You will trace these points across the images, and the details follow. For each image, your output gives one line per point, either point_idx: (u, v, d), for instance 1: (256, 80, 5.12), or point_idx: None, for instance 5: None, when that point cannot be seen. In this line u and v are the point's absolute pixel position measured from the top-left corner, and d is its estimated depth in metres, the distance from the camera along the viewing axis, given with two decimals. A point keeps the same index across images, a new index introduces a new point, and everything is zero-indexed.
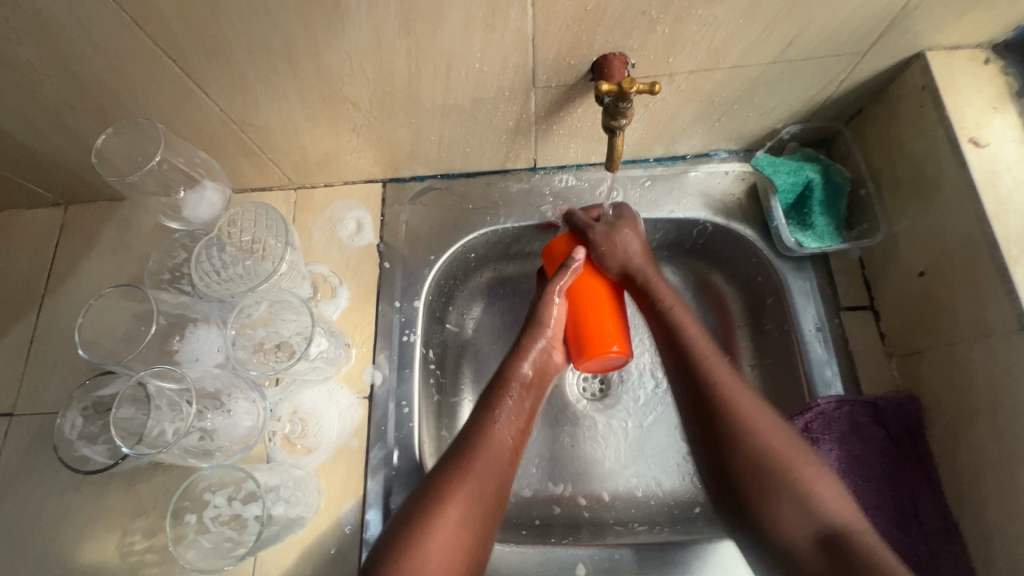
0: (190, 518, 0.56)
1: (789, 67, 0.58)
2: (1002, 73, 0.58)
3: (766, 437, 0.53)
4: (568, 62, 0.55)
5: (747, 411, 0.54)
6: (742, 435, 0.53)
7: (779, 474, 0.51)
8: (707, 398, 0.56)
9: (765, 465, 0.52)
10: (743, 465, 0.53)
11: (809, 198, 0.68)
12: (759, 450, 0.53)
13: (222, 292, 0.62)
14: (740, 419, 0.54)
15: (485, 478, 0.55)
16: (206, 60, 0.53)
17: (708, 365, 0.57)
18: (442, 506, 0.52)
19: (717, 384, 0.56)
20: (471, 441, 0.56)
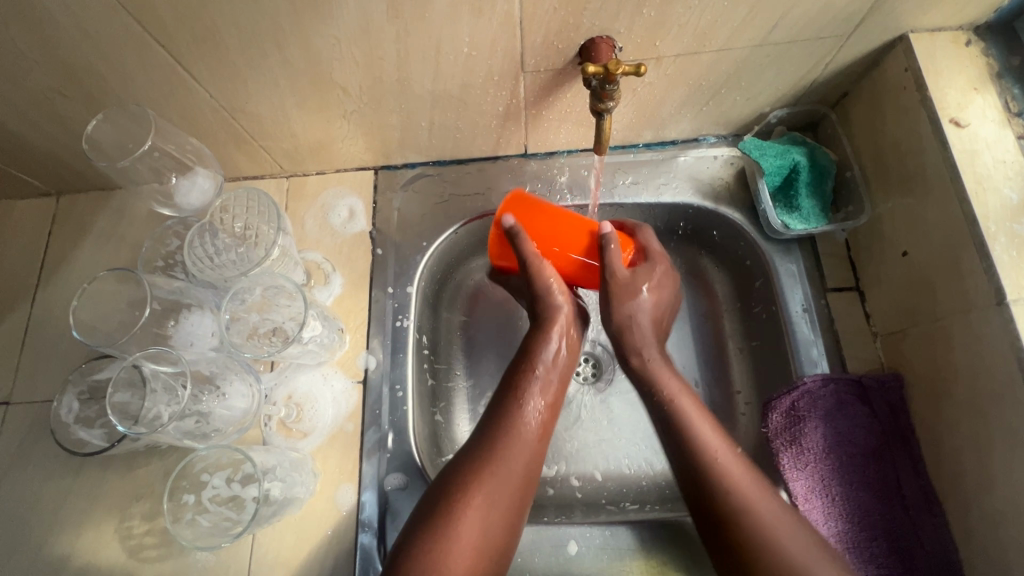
0: (189, 499, 0.58)
1: (775, 50, 0.59)
2: (983, 54, 0.59)
3: (782, 542, 0.49)
4: (556, 46, 0.56)
5: (761, 507, 0.50)
6: (767, 557, 0.48)
7: None
8: (713, 495, 0.52)
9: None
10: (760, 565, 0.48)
11: (796, 180, 0.69)
12: (783, 563, 0.48)
13: (215, 276, 0.63)
14: (753, 522, 0.50)
15: (517, 467, 0.54)
16: (195, 45, 0.53)
17: (715, 463, 0.53)
18: (470, 496, 0.51)
19: (726, 485, 0.52)
20: (499, 427, 0.56)
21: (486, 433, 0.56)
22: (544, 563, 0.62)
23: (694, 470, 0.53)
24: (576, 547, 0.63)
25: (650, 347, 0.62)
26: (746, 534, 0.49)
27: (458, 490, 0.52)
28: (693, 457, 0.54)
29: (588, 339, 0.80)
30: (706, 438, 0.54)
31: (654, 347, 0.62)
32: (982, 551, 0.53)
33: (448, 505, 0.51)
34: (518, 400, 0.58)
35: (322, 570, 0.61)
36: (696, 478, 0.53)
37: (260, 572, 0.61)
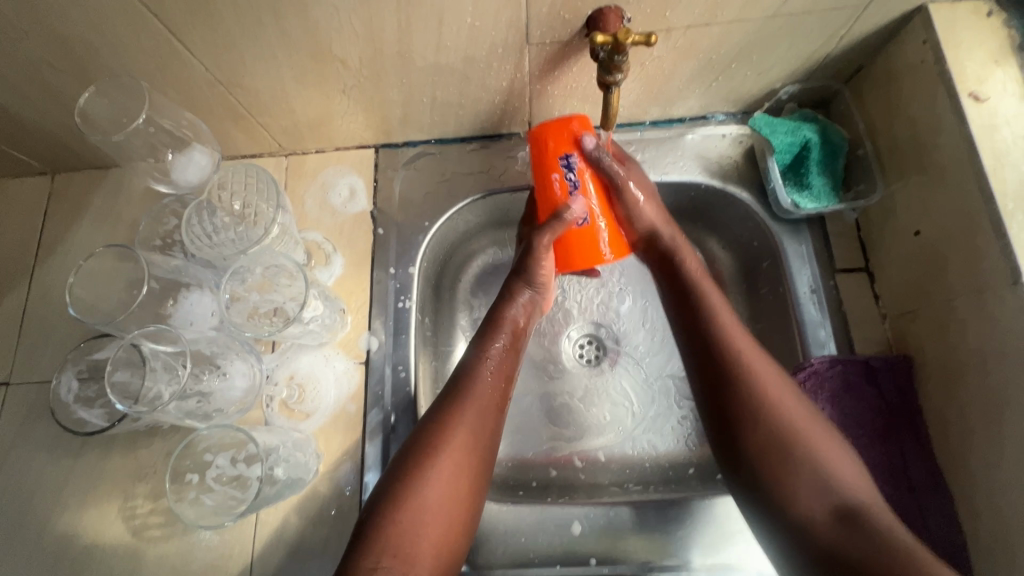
0: (193, 477, 0.58)
1: (789, 22, 0.57)
2: (1004, 26, 0.57)
3: (785, 407, 0.52)
4: (563, 16, 0.54)
5: (764, 376, 0.54)
6: (761, 418, 0.52)
7: (797, 447, 0.50)
8: (723, 364, 0.55)
9: (783, 436, 0.51)
10: (761, 431, 0.52)
11: (806, 157, 0.68)
12: (776, 420, 0.52)
13: (214, 255, 0.61)
14: (761, 390, 0.53)
15: (477, 433, 0.55)
16: (189, 14, 0.51)
17: (729, 336, 0.56)
18: (438, 460, 0.52)
19: (738, 355, 0.55)
20: (460, 391, 0.56)
21: (449, 395, 0.56)
22: (548, 543, 0.62)
23: (708, 344, 0.56)
24: (579, 527, 0.62)
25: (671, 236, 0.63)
26: (745, 392, 0.53)
27: (421, 456, 0.52)
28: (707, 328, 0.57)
29: (593, 320, 0.79)
30: (720, 314, 0.58)
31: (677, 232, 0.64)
32: (990, 531, 0.53)
33: (411, 472, 0.51)
34: (481, 363, 0.58)
35: (326, 550, 0.61)
36: (708, 351, 0.56)
37: (265, 551, 0.61)
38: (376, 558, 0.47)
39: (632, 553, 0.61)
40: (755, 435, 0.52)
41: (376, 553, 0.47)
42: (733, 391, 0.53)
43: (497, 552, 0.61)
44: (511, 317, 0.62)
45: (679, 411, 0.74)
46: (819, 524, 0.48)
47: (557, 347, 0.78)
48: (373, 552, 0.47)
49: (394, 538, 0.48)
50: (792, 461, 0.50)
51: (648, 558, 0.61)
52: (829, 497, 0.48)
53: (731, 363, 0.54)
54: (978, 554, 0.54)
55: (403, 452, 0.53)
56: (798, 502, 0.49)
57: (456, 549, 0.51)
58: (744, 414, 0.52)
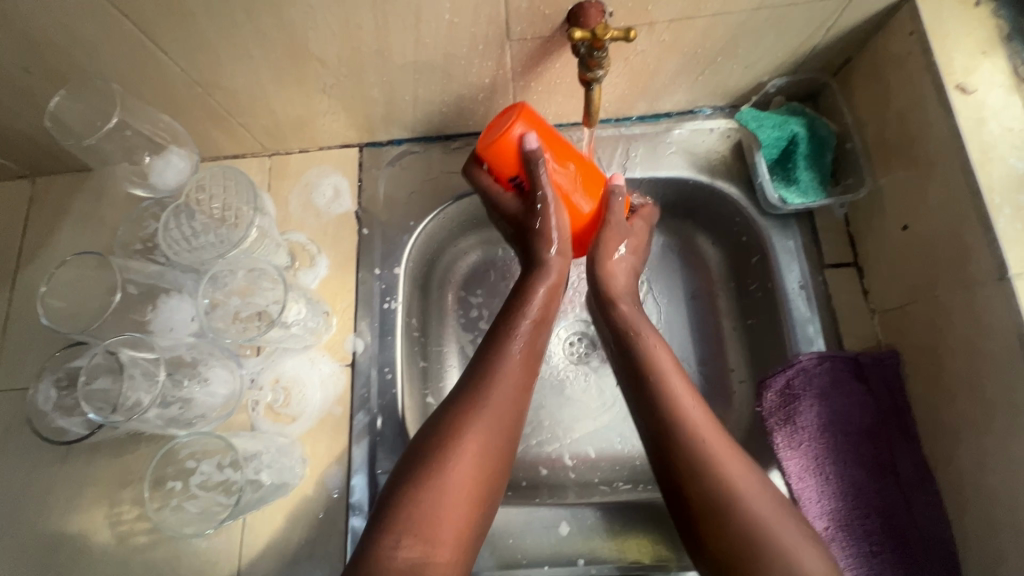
0: (176, 485, 0.58)
1: (774, 14, 0.56)
2: (992, 16, 0.56)
3: (750, 499, 0.46)
4: (542, 11, 0.53)
5: (726, 461, 0.47)
6: (725, 516, 0.45)
7: (768, 545, 0.44)
8: (676, 452, 0.48)
9: (752, 536, 0.44)
10: (727, 531, 0.45)
11: (794, 151, 0.67)
12: (744, 517, 0.45)
13: (192, 259, 0.60)
14: (721, 476, 0.46)
15: (504, 410, 0.53)
16: (160, 15, 0.50)
17: (684, 418, 0.50)
18: (461, 441, 0.50)
19: (691, 440, 0.48)
20: (486, 369, 0.54)
21: (475, 371, 0.55)
22: (537, 544, 0.62)
23: (659, 429, 0.50)
24: (568, 528, 0.62)
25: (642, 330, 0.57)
26: (701, 483, 0.47)
27: (445, 435, 0.50)
28: (657, 410, 0.51)
29: (582, 319, 0.79)
30: (676, 391, 0.52)
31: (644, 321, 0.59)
32: (978, 527, 0.53)
33: (431, 452, 0.50)
34: (507, 343, 0.56)
35: (314, 553, 0.61)
36: (662, 442, 0.50)
37: (252, 556, 0.61)
38: (395, 538, 0.46)
39: (621, 553, 0.61)
40: (722, 538, 0.45)
41: (396, 532, 0.46)
42: (693, 484, 0.47)
43: (485, 553, 0.61)
44: (541, 287, 0.59)
45: None
46: None
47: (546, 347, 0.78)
48: (392, 531, 0.46)
49: (415, 518, 0.46)
50: (762, 564, 0.43)
51: (637, 557, 0.61)
52: None
53: (684, 451, 0.48)
54: (966, 550, 0.54)
55: (423, 432, 0.52)
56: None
57: (475, 537, 0.49)
58: (704, 510, 0.46)
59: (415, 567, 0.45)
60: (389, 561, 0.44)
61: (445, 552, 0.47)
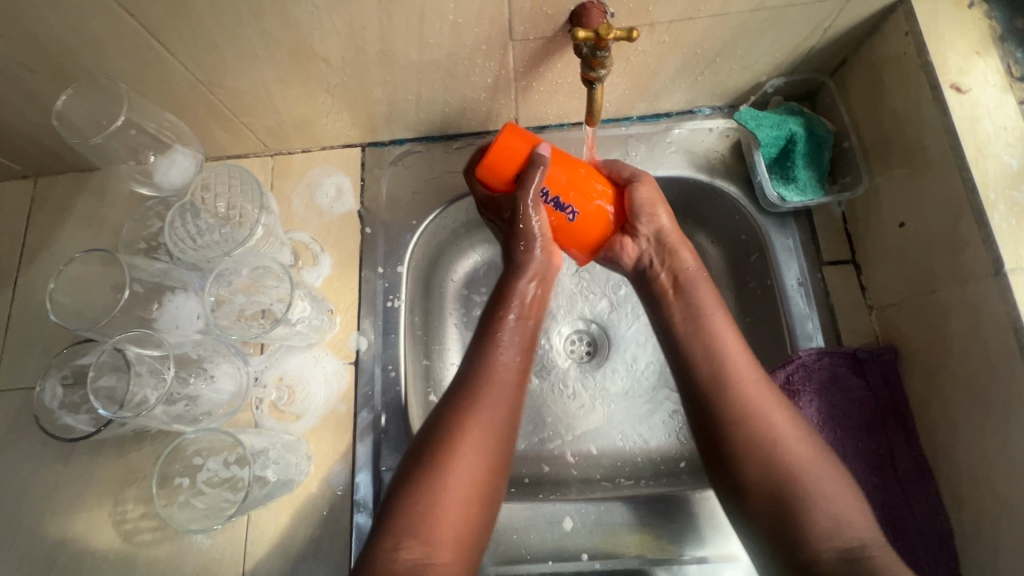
0: (183, 481, 0.58)
1: (773, 15, 0.57)
2: (985, 17, 0.57)
3: (787, 441, 0.50)
4: (545, 11, 0.53)
5: (768, 415, 0.51)
6: (759, 454, 0.50)
7: (795, 482, 0.48)
8: (718, 398, 0.53)
9: (782, 473, 0.49)
10: (760, 469, 0.49)
11: (792, 151, 0.68)
12: (771, 461, 0.49)
13: (198, 257, 0.61)
14: (762, 419, 0.51)
15: (497, 413, 0.53)
16: (167, 15, 0.50)
17: (729, 371, 0.54)
18: (457, 441, 0.50)
19: (734, 393, 0.53)
20: (476, 371, 0.55)
21: (467, 373, 0.54)
22: (540, 540, 0.62)
23: (702, 380, 0.55)
24: (571, 523, 0.63)
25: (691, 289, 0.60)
26: (740, 428, 0.51)
27: (444, 433, 0.51)
28: (700, 359, 0.55)
29: (584, 317, 0.79)
30: (722, 346, 0.55)
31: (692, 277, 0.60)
32: (975, 519, 0.53)
33: (432, 453, 0.50)
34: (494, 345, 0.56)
35: (318, 550, 0.61)
36: (700, 392, 0.54)
37: (257, 553, 0.61)
38: (395, 540, 0.47)
39: (624, 548, 0.62)
40: (747, 478, 0.50)
41: (395, 536, 0.46)
42: (734, 430, 0.51)
43: (489, 549, 0.62)
44: (530, 268, 0.60)
45: (670, 406, 0.75)
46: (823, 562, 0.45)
47: (548, 345, 0.78)
48: (392, 533, 0.47)
49: (417, 523, 0.47)
50: (791, 496, 0.48)
51: (640, 551, 0.61)
52: (834, 538, 0.46)
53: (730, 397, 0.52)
54: (964, 543, 0.55)
55: (424, 433, 0.52)
56: (807, 538, 0.46)
57: (477, 537, 0.50)
58: (741, 451, 0.50)
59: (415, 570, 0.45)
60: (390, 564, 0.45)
61: (445, 554, 0.47)
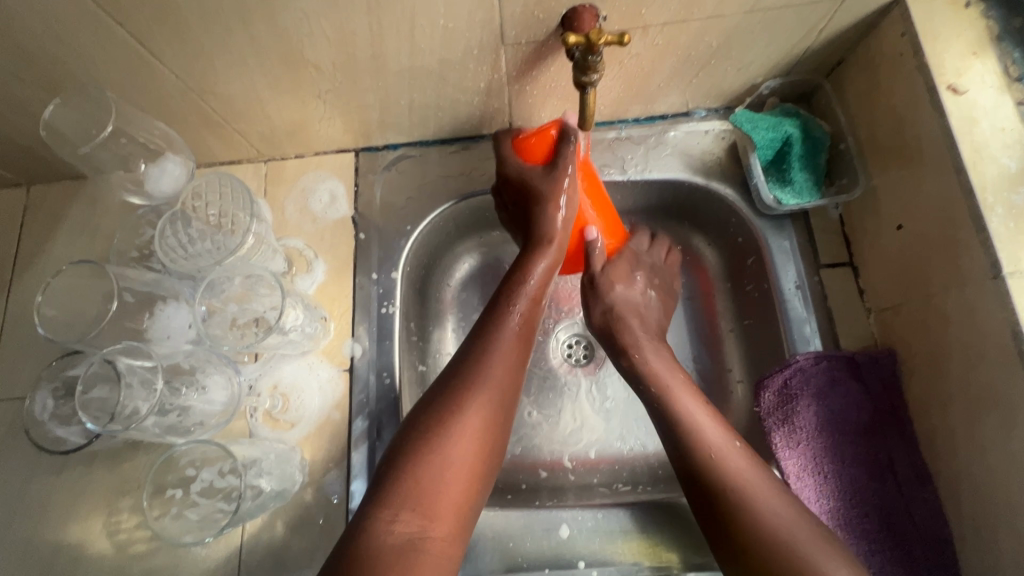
0: (177, 493, 0.57)
1: (767, 16, 0.56)
2: (982, 17, 0.56)
3: (772, 518, 0.49)
4: (537, 15, 0.53)
5: (753, 494, 0.50)
6: (748, 528, 0.49)
7: (789, 552, 0.47)
8: (703, 470, 0.53)
9: (775, 546, 0.47)
10: (751, 544, 0.48)
11: (788, 153, 0.67)
12: (768, 535, 0.48)
13: (189, 267, 0.60)
14: (741, 493, 0.51)
15: (503, 386, 0.54)
16: (154, 22, 0.50)
17: (707, 453, 0.54)
18: (460, 415, 0.51)
19: (716, 473, 0.52)
20: (490, 329, 0.57)
21: (480, 336, 0.57)
22: (537, 548, 0.62)
23: (685, 450, 0.55)
24: (567, 531, 0.62)
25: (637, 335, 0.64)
26: (724, 498, 0.51)
27: (446, 406, 0.52)
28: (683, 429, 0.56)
29: (581, 321, 0.79)
30: (696, 426, 0.56)
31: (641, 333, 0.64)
32: (975, 526, 0.53)
33: (433, 424, 0.51)
34: (504, 318, 0.58)
35: (313, 559, 0.60)
36: (689, 465, 0.54)
37: (251, 563, 0.61)
38: (393, 511, 0.47)
39: (621, 555, 0.61)
40: (756, 556, 0.48)
41: (394, 506, 0.47)
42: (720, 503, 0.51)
43: (486, 557, 0.61)
44: (541, 261, 0.60)
45: None
46: None
47: (544, 350, 0.78)
48: (390, 504, 0.47)
49: (413, 492, 0.47)
50: (786, 572, 0.46)
51: (637, 558, 0.61)
52: None
53: (712, 473, 0.53)
54: (964, 549, 0.54)
55: (422, 409, 0.53)
56: None
57: (470, 515, 0.50)
58: (728, 528, 0.50)
59: (412, 542, 0.46)
60: (385, 535, 0.45)
61: (441, 528, 0.47)
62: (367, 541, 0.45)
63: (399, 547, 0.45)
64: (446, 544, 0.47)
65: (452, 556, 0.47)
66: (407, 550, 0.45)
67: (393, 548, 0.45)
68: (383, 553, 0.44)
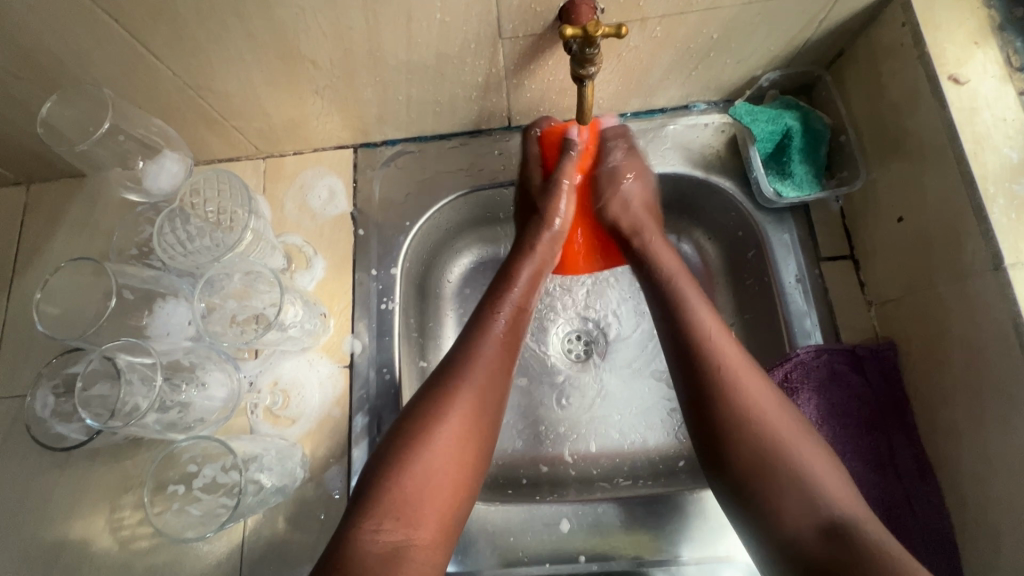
0: (179, 489, 0.58)
1: (767, 8, 0.55)
2: (984, 6, 0.56)
3: (770, 423, 0.50)
4: (534, 9, 0.53)
5: (752, 385, 0.52)
6: (744, 432, 0.50)
7: (779, 459, 0.49)
8: (705, 373, 0.53)
9: (765, 451, 0.49)
10: (743, 447, 0.50)
11: (788, 146, 0.67)
12: (756, 425, 0.50)
13: (188, 263, 0.61)
14: (741, 396, 0.51)
15: (486, 390, 0.54)
16: (150, 18, 0.50)
17: (710, 342, 0.54)
18: (442, 425, 0.51)
19: (717, 362, 0.53)
20: (473, 337, 0.57)
21: (463, 344, 0.57)
22: (537, 542, 0.62)
23: (688, 352, 0.55)
24: (568, 525, 0.62)
25: (646, 230, 0.66)
26: (723, 401, 0.51)
27: (428, 415, 0.52)
28: (686, 331, 0.56)
29: (580, 315, 0.79)
30: (700, 317, 0.56)
31: (651, 228, 0.67)
32: (975, 518, 0.53)
33: (416, 434, 0.51)
34: (489, 329, 0.58)
35: (314, 555, 0.61)
36: (690, 368, 0.54)
37: (254, 558, 0.61)
38: (376, 522, 0.47)
39: (621, 549, 0.61)
40: (743, 443, 0.50)
41: (377, 518, 0.47)
42: (718, 405, 0.51)
43: (486, 552, 0.61)
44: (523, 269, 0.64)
45: (668, 405, 0.74)
46: (803, 539, 0.46)
47: (544, 345, 0.78)
48: (373, 515, 0.47)
49: (396, 503, 0.48)
50: (773, 476, 0.48)
51: (638, 552, 0.61)
52: (814, 516, 0.46)
53: (715, 378, 0.52)
54: (965, 541, 0.54)
55: (407, 416, 0.52)
56: (783, 516, 0.47)
57: (456, 520, 0.51)
58: (722, 431, 0.51)
59: (395, 551, 0.46)
60: (369, 545, 0.46)
61: (423, 535, 0.48)
62: (351, 552, 0.46)
63: (381, 558, 0.46)
64: (429, 551, 0.48)
65: (435, 563, 0.48)
66: (389, 560, 0.46)
67: (374, 559, 0.45)
68: (366, 564, 0.45)
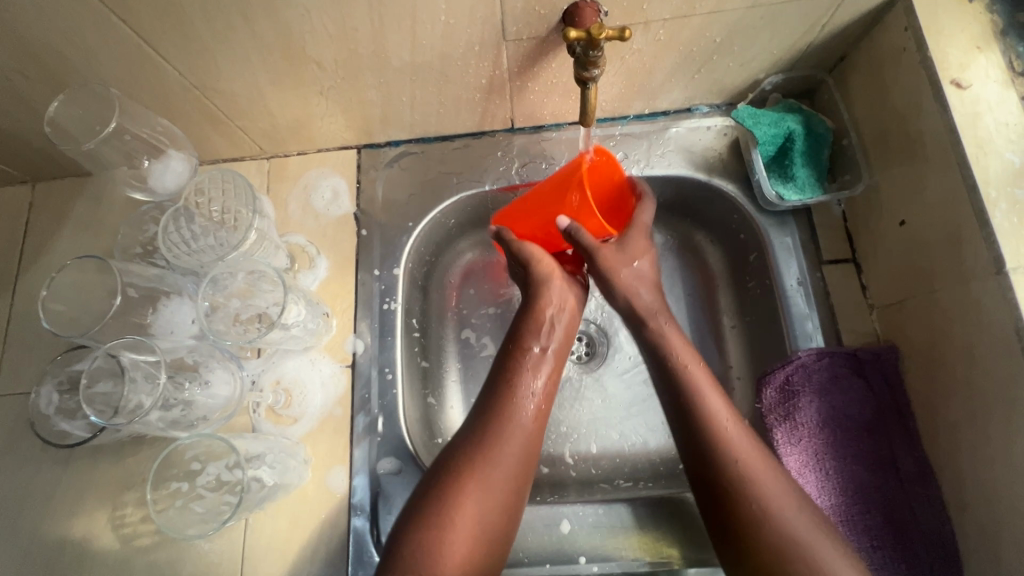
0: (182, 486, 0.58)
1: (769, 12, 0.56)
2: (986, 11, 0.56)
3: (785, 518, 0.48)
4: (538, 11, 0.53)
5: (764, 473, 0.50)
6: (761, 529, 0.48)
7: (798, 556, 0.47)
8: (716, 464, 0.51)
9: (784, 548, 0.47)
10: (762, 546, 0.48)
11: (790, 149, 0.67)
12: (766, 510, 0.48)
13: (192, 263, 0.61)
14: (755, 488, 0.50)
15: (511, 466, 0.53)
16: (155, 17, 0.50)
17: (718, 431, 0.52)
18: (467, 492, 0.51)
19: (727, 454, 0.51)
20: (496, 409, 0.56)
21: (486, 412, 0.56)
22: (538, 543, 0.62)
23: (699, 440, 0.52)
24: (569, 526, 0.62)
25: (657, 311, 0.59)
26: (734, 490, 0.50)
27: (454, 481, 0.52)
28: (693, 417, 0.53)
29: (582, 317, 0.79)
30: (710, 404, 0.53)
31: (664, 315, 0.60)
32: (976, 522, 0.53)
33: (441, 504, 0.51)
34: (516, 392, 0.57)
35: (316, 554, 0.61)
36: (699, 457, 0.52)
37: (254, 557, 0.61)
38: None
39: (622, 551, 0.61)
40: (758, 542, 0.48)
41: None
42: (731, 499, 0.50)
43: None
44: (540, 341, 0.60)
45: None
46: None
47: None
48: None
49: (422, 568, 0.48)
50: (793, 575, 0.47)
51: (638, 554, 0.61)
52: None
53: (726, 471, 0.50)
54: (965, 544, 0.54)
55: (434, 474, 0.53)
56: None
57: None
58: (738, 526, 0.49)
59: None
60: None
61: None
62: None
63: None
64: None
65: None
66: None
67: None
68: None
